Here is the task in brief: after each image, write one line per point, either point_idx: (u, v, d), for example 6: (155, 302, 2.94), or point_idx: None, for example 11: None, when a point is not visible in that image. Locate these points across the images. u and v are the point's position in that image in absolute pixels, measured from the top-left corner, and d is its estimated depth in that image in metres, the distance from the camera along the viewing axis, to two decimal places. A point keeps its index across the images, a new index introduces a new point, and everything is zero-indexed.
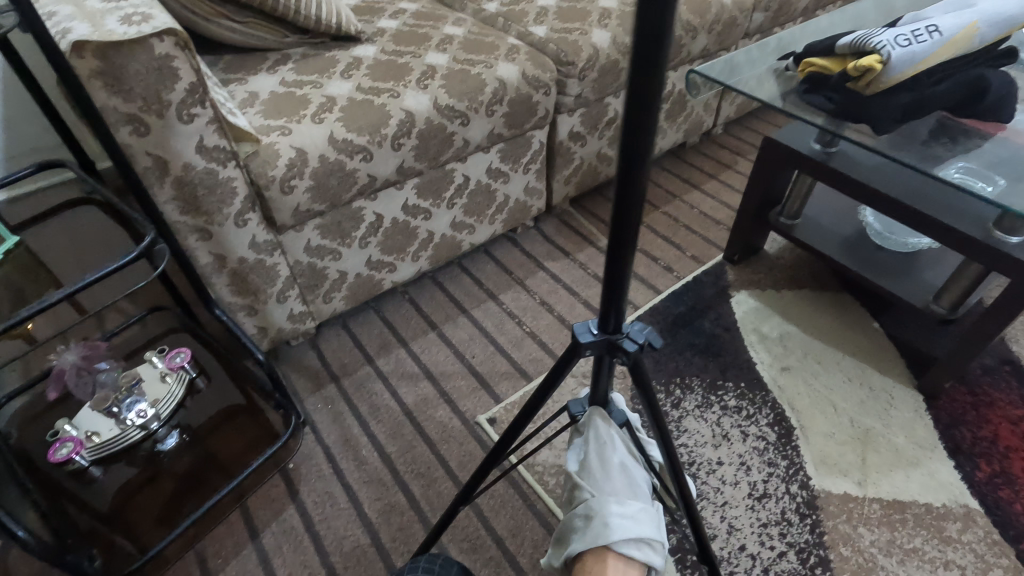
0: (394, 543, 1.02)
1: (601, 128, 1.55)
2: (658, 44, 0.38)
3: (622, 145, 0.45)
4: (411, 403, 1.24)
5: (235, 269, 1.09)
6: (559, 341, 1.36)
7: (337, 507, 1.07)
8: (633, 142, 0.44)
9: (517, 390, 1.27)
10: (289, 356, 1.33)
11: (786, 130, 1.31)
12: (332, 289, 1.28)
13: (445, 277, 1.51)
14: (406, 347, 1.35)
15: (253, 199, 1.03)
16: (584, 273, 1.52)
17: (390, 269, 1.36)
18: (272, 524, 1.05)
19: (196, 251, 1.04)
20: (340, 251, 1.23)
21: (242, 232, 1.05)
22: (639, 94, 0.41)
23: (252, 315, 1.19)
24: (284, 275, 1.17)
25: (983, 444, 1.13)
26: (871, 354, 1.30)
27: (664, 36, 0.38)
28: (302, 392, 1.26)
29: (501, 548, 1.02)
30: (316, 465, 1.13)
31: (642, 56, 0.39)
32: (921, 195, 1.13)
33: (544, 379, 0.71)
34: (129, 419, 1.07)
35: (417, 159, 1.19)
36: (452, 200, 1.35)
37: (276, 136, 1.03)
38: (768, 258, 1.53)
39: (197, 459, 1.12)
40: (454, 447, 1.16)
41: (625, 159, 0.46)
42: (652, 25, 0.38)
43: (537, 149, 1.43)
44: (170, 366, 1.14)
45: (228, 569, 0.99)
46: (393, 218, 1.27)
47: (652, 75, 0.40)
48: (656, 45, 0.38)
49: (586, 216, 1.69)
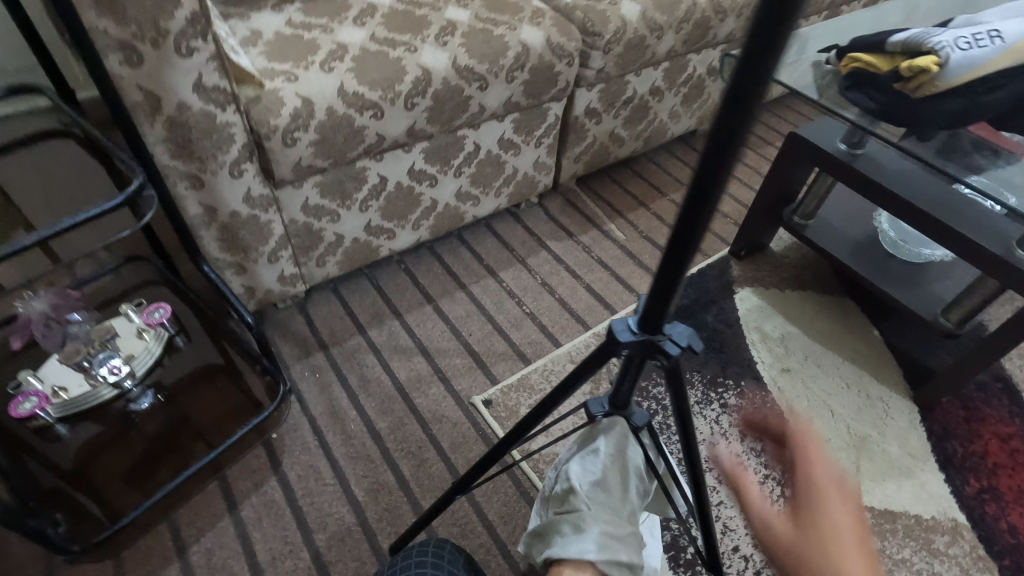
0: (381, 524, 0.98)
1: (618, 107, 1.49)
2: (771, 46, 0.28)
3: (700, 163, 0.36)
4: (403, 378, 1.18)
5: (226, 223, 1.01)
6: (558, 324, 1.32)
7: (322, 482, 1.02)
8: (711, 172, 0.36)
9: (513, 372, 1.22)
10: (275, 318, 1.26)
11: (813, 126, 1.26)
12: (326, 252, 1.20)
13: (444, 249, 1.45)
14: (400, 319, 1.29)
15: (251, 148, 0.95)
16: (587, 256, 1.48)
17: (389, 236, 1.29)
18: (253, 497, 0.99)
19: (185, 200, 0.95)
20: (338, 213, 1.15)
21: (237, 184, 0.96)
22: (732, 121, 0.32)
23: (240, 274, 1.11)
24: (278, 234, 1.09)
25: (974, 459, 1.14)
26: (870, 361, 1.30)
27: (782, 35, 0.28)
28: (288, 358, 1.19)
29: (492, 534, 0.99)
30: (301, 437, 1.08)
31: (750, 74, 0.30)
32: (945, 207, 1.10)
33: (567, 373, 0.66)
34: (101, 375, 0.99)
35: (429, 121, 1.11)
36: (460, 169, 1.28)
37: (281, 82, 0.95)
38: (774, 256, 1.51)
39: (175, 423, 1.06)
40: (447, 427, 1.12)
41: (698, 189, 0.38)
42: (772, 18, 0.27)
43: (551, 123, 1.36)
44: (148, 322, 1.06)
45: (203, 541, 0.94)
46: (398, 182, 1.20)
47: (757, 85, 0.30)
48: (770, 47, 0.28)
49: (592, 197, 1.64)
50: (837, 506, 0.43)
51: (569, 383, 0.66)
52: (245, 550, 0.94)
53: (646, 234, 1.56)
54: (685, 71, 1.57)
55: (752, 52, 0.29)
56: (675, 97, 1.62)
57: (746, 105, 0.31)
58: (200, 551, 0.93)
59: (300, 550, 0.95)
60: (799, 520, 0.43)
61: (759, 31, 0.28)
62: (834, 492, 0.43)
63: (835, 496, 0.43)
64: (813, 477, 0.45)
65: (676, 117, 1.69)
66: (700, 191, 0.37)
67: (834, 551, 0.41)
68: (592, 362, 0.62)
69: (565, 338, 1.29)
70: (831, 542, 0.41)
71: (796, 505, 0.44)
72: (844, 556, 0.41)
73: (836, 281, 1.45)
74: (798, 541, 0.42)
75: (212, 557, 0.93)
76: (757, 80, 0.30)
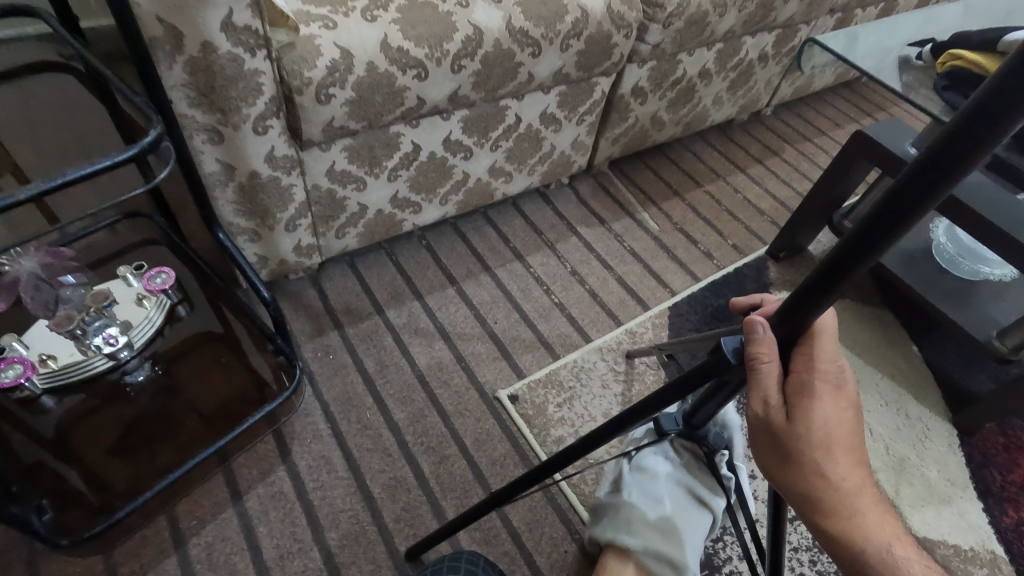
0: (398, 524, 0.91)
1: (665, 88, 1.39)
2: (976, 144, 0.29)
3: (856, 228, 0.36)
4: (424, 366, 1.10)
5: (245, 184, 0.91)
6: (589, 318, 1.24)
7: (334, 475, 0.94)
8: (878, 229, 0.35)
9: (541, 366, 1.14)
10: (286, 291, 1.16)
11: (880, 125, 1.18)
12: (348, 223, 1.10)
13: (468, 227, 1.35)
14: (420, 300, 1.20)
15: (280, 102, 0.84)
16: (619, 246, 1.39)
17: (415, 210, 1.18)
18: (259, 487, 0.91)
19: (203, 155, 0.84)
20: (365, 181, 1.05)
21: (260, 142, 0.86)
22: (926, 183, 0.32)
23: (254, 241, 1.00)
24: (300, 199, 0.99)
25: (1012, 489, 1.09)
26: (909, 378, 1.24)
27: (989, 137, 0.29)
28: (300, 336, 1.10)
29: (516, 542, 0.92)
30: (313, 423, 0.99)
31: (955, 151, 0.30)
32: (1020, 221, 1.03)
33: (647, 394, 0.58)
34: (95, 345, 0.90)
35: (474, 87, 1.00)
36: (498, 142, 1.18)
37: (318, 28, 0.83)
38: (812, 259, 1.44)
39: (174, 400, 0.97)
40: (470, 422, 1.04)
41: (854, 239, 0.37)
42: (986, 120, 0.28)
43: (597, 99, 1.26)
44: (148, 288, 0.96)
45: (204, 533, 0.86)
46: (431, 152, 1.09)
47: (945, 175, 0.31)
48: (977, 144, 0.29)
49: (625, 183, 1.54)
50: (833, 398, 0.45)
51: (650, 403, 0.58)
52: (249, 545, 0.86)
53: (681, 226, 1.47)
54: (737, 55, 1.47)
55: (978, 121, 0.28)
56: (723, 82, 1.52)
57: (947, 169, 0.31)
58: (200, 544, 0.85)
59: (309, 548, 0.87)
60: (793, 404, 0.45)
61: (992, 100, 0.28)
62: (833, 384, 0.45)
63: (829, 383, 0.45)
64: (816, 364, 0.45)
65: (720, 103, 1.59)
66: (856, 245, 0.37)
67: (819, 440, 0.44)
68: (684, 384, 0.55)
69: (595, 333, 1.21)
70: (822, 442, 0.44)
71: (796, 387, 0.45)
72: (828, 444, 0.44)
73: (875, 291, 1.39)
74: (794, 425, 0.44)
75: (213, 552, 0.85)
76: (974, 151, 0.29)
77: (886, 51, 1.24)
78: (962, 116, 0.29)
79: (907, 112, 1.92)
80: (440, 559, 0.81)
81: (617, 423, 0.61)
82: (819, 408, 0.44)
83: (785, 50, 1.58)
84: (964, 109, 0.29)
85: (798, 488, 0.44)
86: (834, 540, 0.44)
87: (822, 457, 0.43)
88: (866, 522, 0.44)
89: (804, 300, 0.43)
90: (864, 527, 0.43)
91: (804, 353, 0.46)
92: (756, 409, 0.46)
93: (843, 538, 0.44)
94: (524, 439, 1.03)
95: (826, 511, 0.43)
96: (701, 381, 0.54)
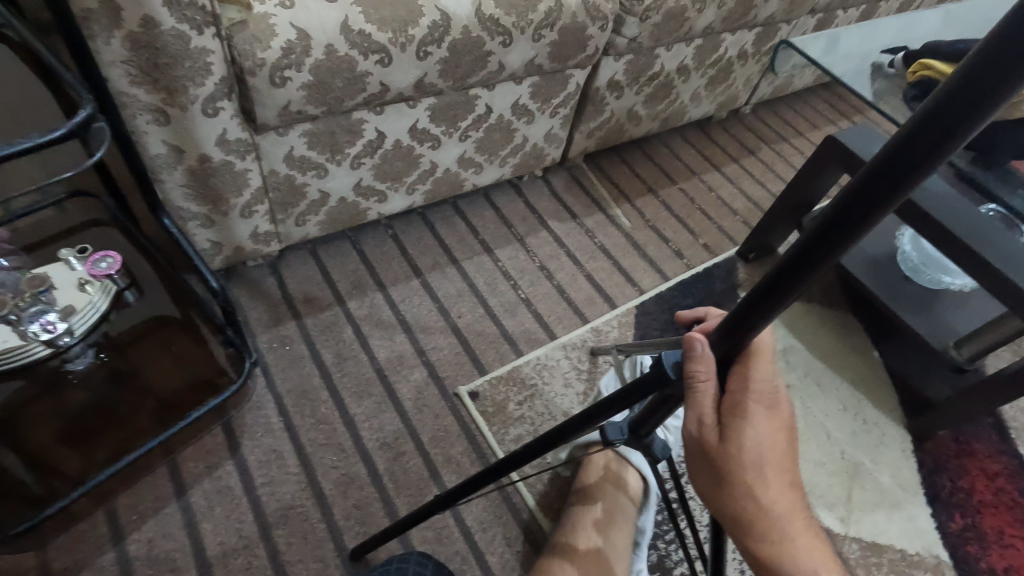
0: (348, 522, 0.89)
1: (642, 82, 1.36)
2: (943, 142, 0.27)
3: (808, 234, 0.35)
4: (384, 360, 1.08)
5: (195, 167, 0.87)
6: (556, 314, 1.22)
7: (285, 471, 0.92)
8: (835, 232, 0.33)
9: (504, 362, 1.13)
10: (243, 279, 1.12)
11: (853, 130, 1.17)
12: (308, 210, 1.06)
13: (437, 217, 1.32)
14: (383, 291, 1.17)
15: (231, 83, 0.80)
16: (590, 242, 1.37)
17: (380, 199, 1.15)
18: (204, 482, 0.89)
19: (147, 135, 0.80)
20: (326, 168, 1.01)
21: (210, 124, 0.82)
22: (882, 185, 0.30)
23: (207, 227, 0.96)
24: (256, 185, 0.95)
25: (960, 495, 1.12)
26: (869, 383, 1.25)
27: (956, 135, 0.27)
28: (255, 325, 1.06)
29: (469, 541, 0.91)
30: (265, 416, 0.97)
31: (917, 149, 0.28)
32: (981, 233, 1.03)
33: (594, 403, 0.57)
34: (32, 333, 0.85)
35: (441, 75, 0.97)
36: (467, 132, 1.14)
37: (273, 6, 0.78)
38: None
39: (120, 390, 0.94)
40: (428, 418, 1.02)
41: (811, 240, 0.35)
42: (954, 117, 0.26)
43: (571, 92, 1.24)
44: (92, 273, 0.92)
45: (145, 529, 0.83)
46: (397, 140, 1.06)
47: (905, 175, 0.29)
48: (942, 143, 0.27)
49: (599, 177, 1.52)
50: (766, 419, 0.43)
51: (591, 413, 0.57)
52: (192, 542, 0.84)
53: (653, 224, 1.46)
54: (717, 52, 1.45)
55: (949, 110, 0.26)
56: (701, 78, 1.50)
57: (914, 163, 0.28)
58: (140, 540, 0.82)
59: (255, 545, 0.85)
60: (728, 425, 0.44)
61: (966, 87, 0.25)
62: (766, 406, 0.44)
63: (762, 405, 0.44)
64: (752, 384, 0.44)
65: (698, 100, 1.57)
66: (813, 243, 0.34)
67: (751, 461, 0.43)
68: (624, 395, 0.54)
69: (561, 330, 1.20)
70: (753, 463, 0.42)
71: (732, 407, 0.44)
72: (760, 466, 0.42)
73: (841, 295, 1.40)
74: (726, 446, 0.43)
75: (154, 548, 0.82)
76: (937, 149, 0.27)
77: (863, 55, 1.23)
78: (932, 110, 0.27)
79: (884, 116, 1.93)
80: (387, 559, 0.80)
81: (558, 432, 0.60)
82: (751, 429, 0.43)
83: (765, 49, 1.57)
84: (935, 98, 0.27)
85: (729, 510, 0.43)
86: (764, 565, 0.42)
87: (752, 480, 0.42)
88: (796, 548, 0.42)
89: (752, 311, 0.41)
90: (795, 553, 0.42)
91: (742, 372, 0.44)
92: (691, 427, 0.45)
93: (773, 565, 0.42)
94: (482, 436, 1.02)
95: (754, 535, 0.42)
96: (641, 392, 0.53)
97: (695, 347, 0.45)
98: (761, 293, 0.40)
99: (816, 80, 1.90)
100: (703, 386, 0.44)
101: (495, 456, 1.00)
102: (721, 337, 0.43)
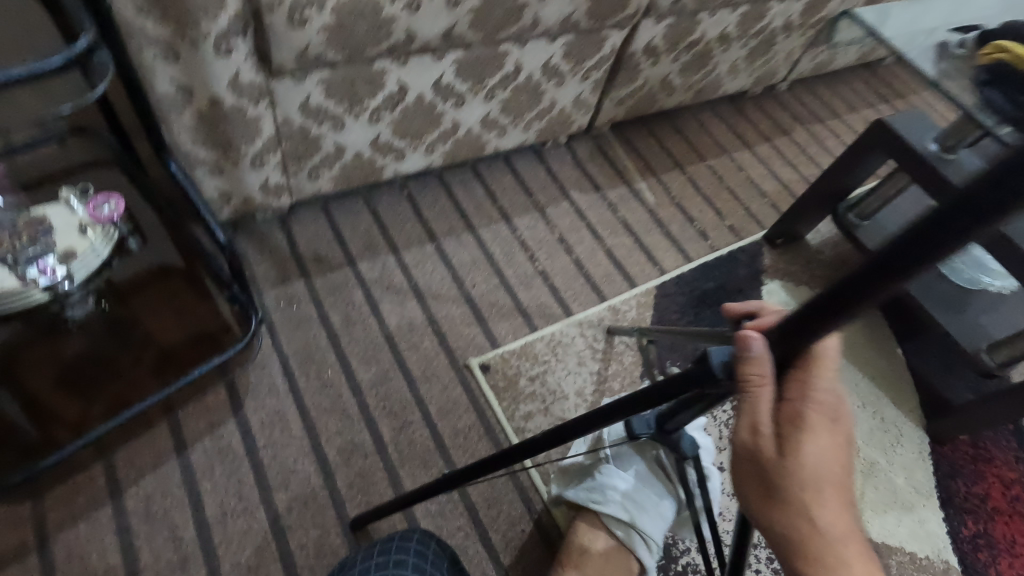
0: (351, 491, 0.87)
1: (680, 50, 1.28)
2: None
3: (873, 263, 0.33)
4: (393, 326, 1.04)
5: (205, 110, 0.81)
6: (573, 290, 1.18)
7: (288, 434, 0.89)
8: (903, 263, 0.31)
9: (516, 336, 1.09)
10: (251, 232, 1.07)
11: (906, 116, 1.09)
12: (322, 164, 1.01)
13: (454, 179, 1.26)
14: (396, 254, 1.12)
15: (247, 20, 0.74)
16: (612, 216, 1.32)
17: (397, 157, 1.09)
18: (205, 440, 0.86)
19: (154, 71, 0.74)
20: (343, 120, 0.95)
21: (222, 64, 0.76)
22: (958, 224, 0.28)
23: (215, 175, 0.91)
24: (268, 133, 0.89)
25: (973, 501, 1.09)
26: (890, 381, 1.22)
27: None
28: (262, 282, 1.02)
29: (473, 517, 0.89)
30: (269, 377, 0.93)
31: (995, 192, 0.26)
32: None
33: (629, 398, 0.53)
34: (30, 278, 0.81)
35: (471, 27, 0.90)
36: (493, 91, 1.08)
37: None
38: (809, 249, 1.38)
39: (121, 341, 0.90)
40: (436, 389, 0.99)
41: (875, 266, 0.33)
42: None
43: (606, 54, 1.16)
44: (94, 218, 0.87)
45: (142, 484, 0.81)
46: (419, 95, 0.99)
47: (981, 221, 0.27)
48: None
49: (625, 149, 1.45)
50: (828, 434, 0.40)
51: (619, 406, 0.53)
52: (190, 500, 0.82)
53: (678, 201, 1.40)
54: (762, 21, 1.36)
55: None
56: (742, 49, 1.41)
57: (992, 205, 0.26)
58: (137, 496, 0.80)
59: (255, 508, 0.83)
60: (786, 436, 0.41)
61: None
62: (828, 419, 0.41)
63: (823, 417, 0.41)
64: (813, 394, 0.41)
65: (736, 72, 1.49)
66: (875, 272, 0.33)
67: (809, 476, 0.39)
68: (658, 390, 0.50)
69: (577, 307, 1.16)
70: (811, 478, 0.39)
71: (790, 417, 0.41)
72: (818, 482, 0.39)
73: (868, 288, 1.35)
74: (784, 458, 0.40)
75: (151, 504, 0.80)
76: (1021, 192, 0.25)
77: (924, 33, 1.15)
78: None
79: (927, 102, 1.83)
80: (389, 532, 0.77)
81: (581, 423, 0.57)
82: (810, 442, 0.40)
83: (811, 22, 1.47)
84: None
85: (779, 529, 0.39)
86: None
87: (809, 496, 0.39)
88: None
89: (809, 327, 0.38)
90: None
91: (802, 381, 0.42)
92: (743, 438, 0.42)
93: None
94: (491, 411, 0.99)
95: (807, 559, 0.38)
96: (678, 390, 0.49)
97: (754, 347, 0.41)
98: (808, 313, 0.38)
99: (859, 59, 1.80)
100: (760, 390, 0.41)
101: (504, 432, 0.97)
102: (782, 338, 0.41)
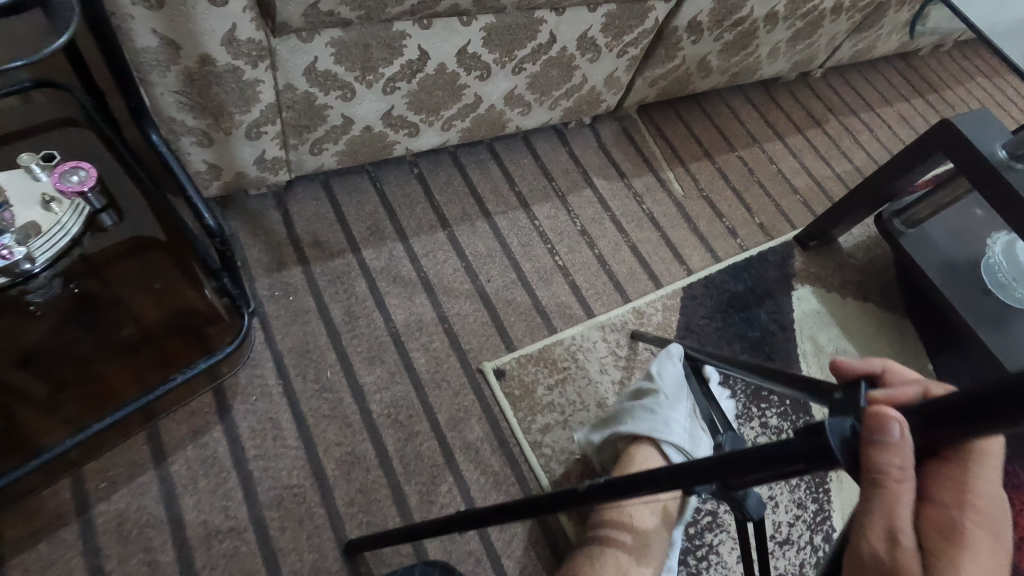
0: (350, 509, 0.78)
1: (724, 28, 1.17)
2: None
3: None
4: (400, 323, 0.94)
5: (194, 69, 0.69)
6: (595, 288, 1.08)
7: (281, 443, 0.80)
8: None
9: (534, 338, 0.99)
10: (243, 210, 0.95)
11: (975, 116, 0.99)
12: (326, 137, 0.88)
13: (469, 159, 1.15)
14: (404, 241, 1.01)
15: None
16: (637, 208, 1.21)
17: (410, 132, 0.97)
18: (187, 449, 0.76)
19: (132, 20, 0.62)
20: (353, 89, 0.83)
21: (217, 15, 0.64)
22: None
23: (204, 146, 0.79)
24: (268, 100, 0.77)
25: None
26: None
27: None
28: (255, 268, 0.91)
29: (484, 540, 0.81)
30: (261, 377, 0.83)
31: None
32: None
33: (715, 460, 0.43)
34: None
35: None
36: (522, 64, 0.96)
37: None
38: (841, 253, 1.30)
39: (93, 330, 0.79)
40: (446, 395, 0.90)
41: None
42: None
43: (647, 29, 1.04)
44: (60, 188, 0.75)
45: (115, 498, 0.71)
46: (441, 64, 0.87)
47: None
48: None
49: (653, 133, 1.34)
50: (990, 552, 0.32)
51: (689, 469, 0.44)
52: (170, 518, 0.72)
53: (707, 194, 1.30)
54: (811, 1, 1.24)
55: None
56: (786, 31, 1.30)
57: None
58: (108, 512, 0.71)
59: (243, 528, 0.74)
60: (935, 552, 0.33)
61: None
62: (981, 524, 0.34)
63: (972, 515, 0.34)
64: (969, 500, 0.34)
65: (775, 55, 1.37)
66: None
67: None
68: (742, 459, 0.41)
69: (599, 307, 1.06)
70: None
71: (942, 526, 0.34)
72: None
73: (901, 297, 1.27)
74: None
75: (124, 522, 0.71)
76: None
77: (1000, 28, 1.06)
78: None
79: (965, 98, 1.74)
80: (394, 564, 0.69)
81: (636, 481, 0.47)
82: (969, 563, 0.32)
83: (860, 5, 1.36)
84: None
85: None
86: None
87: None
88: None
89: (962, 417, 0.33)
90: None
91: (955, 482, 0.35)
92: (874, 545, 0.33)
93: None
94: (505, 422, 0.90)
95: None
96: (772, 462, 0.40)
97: (893, 432, 0.34)
98: (965, 403, 0.33)
99: (898, 48, 1.69)
100: (898, 488, 0.34)
101: (520, 446, 0.89)
102: (924, 426, 0.35)
